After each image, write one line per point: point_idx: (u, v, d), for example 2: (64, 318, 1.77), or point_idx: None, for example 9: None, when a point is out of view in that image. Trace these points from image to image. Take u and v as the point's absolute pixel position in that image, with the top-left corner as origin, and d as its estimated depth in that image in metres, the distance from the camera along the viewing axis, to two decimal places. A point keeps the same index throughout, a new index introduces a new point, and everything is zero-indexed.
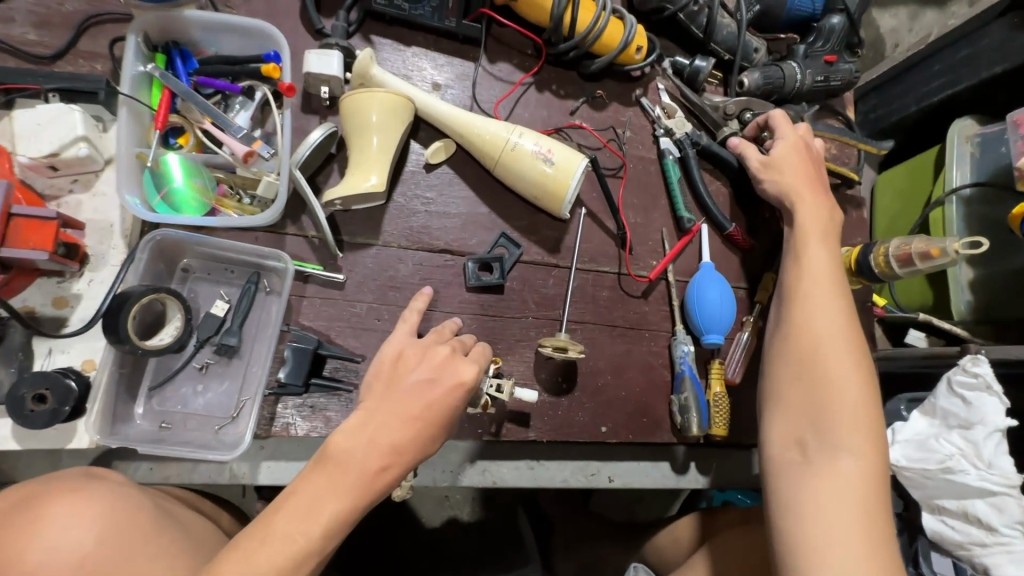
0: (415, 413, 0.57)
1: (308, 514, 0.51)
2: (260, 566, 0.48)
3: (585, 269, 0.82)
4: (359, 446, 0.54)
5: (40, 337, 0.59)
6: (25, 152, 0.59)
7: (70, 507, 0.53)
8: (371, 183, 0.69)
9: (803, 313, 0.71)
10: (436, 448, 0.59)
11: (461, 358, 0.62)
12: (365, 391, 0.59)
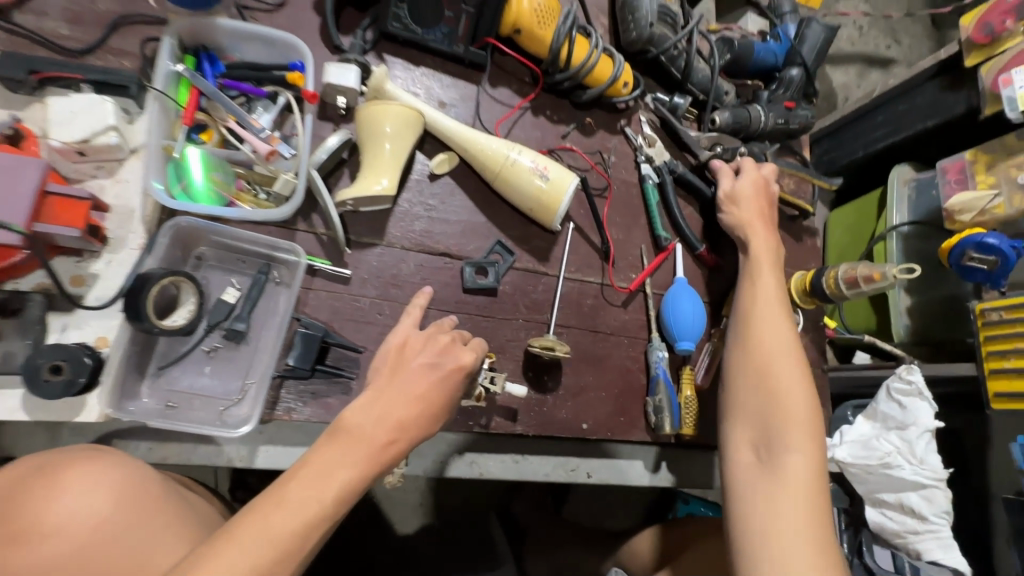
0: (419, 392, 0.62)
1: (323, 479, 0.55)
2: (278, 526, 0.52)
3: (572, 278, 0.90)
4: (369, 421, 0.59)
5: (56, 313, 0.61)
6: (57, 136, 0.62)
7: (85, 476, 0.56)
8: (381, 185, 0.75)
9: (754, 331, 0.80)
10: (437, 427, 0.64)
11: (459, 346, 0.68)
12: (373, 374, 0.64)
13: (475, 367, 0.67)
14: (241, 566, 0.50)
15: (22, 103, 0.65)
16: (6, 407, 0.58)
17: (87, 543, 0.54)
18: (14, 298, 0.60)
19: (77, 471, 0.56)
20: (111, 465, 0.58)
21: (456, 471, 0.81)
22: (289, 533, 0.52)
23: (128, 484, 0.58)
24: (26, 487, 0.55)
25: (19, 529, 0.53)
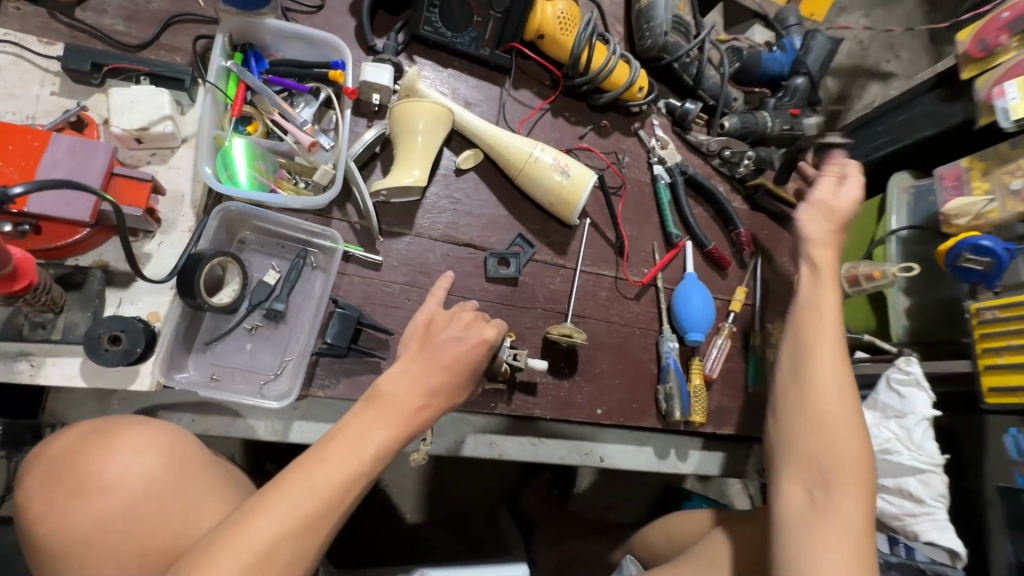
0: (446, 362, 0.66)
1: (360, 440, 0.59)
2: (321, 480, 0.57)
3: (588, 271, 0.94)
4: (401, 388, 0.63)
5: (113, 289, 0.65)
6: (119, 124, 0.67)
7: (136, 440, 0.60)
8: (413, 177, 0.79)
9: (811, 366, 0.74)
10: (463, 398, 0.68)
11: (481, 322, 0.70)
12: (405, 348, 0.68)
13: (497, 340, 0.70)
14: (290, 515, 0.55)
15: (84, 93, 0.69)
16: (65, 374, 0.62)
17: (139, 499, 0.58)
18: (75, 273, 0.63)
19: (129, 434, 0.60)
20: (159, 431, 0.62)
21: (477, 451, 0.85)
22: (330, 488, 0.57)
23: (176, 449, 0.62)
24: (84, 447, 0.59)
25: (78, 482, 0.58)
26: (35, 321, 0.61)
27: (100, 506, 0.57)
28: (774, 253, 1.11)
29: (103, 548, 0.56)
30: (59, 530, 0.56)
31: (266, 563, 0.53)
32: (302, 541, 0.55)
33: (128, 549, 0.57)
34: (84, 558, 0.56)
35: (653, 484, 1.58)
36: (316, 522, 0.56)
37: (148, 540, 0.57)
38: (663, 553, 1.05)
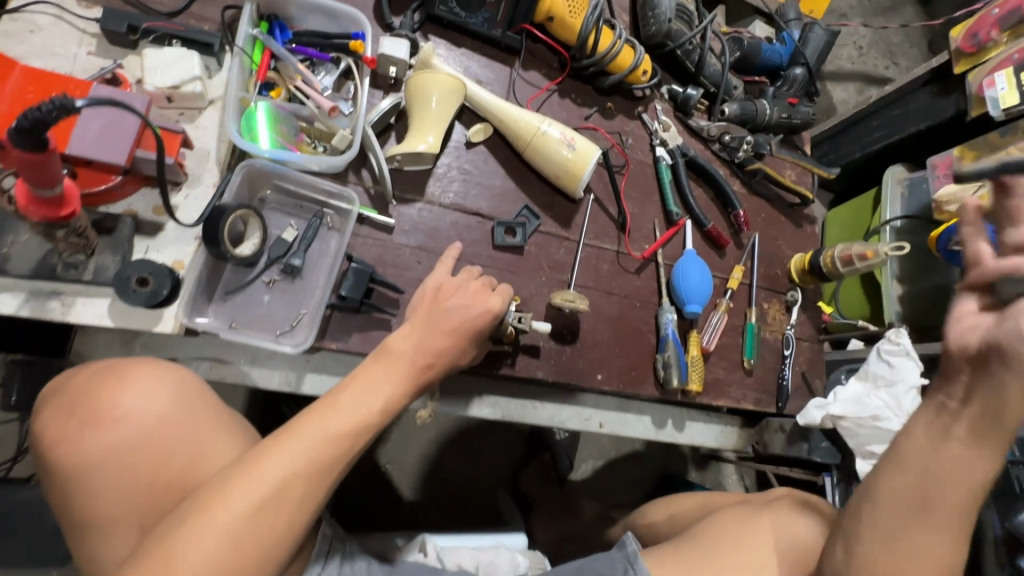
0: (450, 326, 0.69)
1: (369, 391, 0.62)
2: (333, 427, 0.60)
3: (590, 245, 0.98)
4: (411, 346, 0.66)
5: (141, 237, 0.69)
6: (152, 82, 0.71)
7: (146, 377, 0.62)
8: (427, 143, 0.83)
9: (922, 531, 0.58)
10: (472, 351, 0.72)
11: (488, 292, 0.73)
12: (413, 313, 0.70)
13: (503, 310, 0.72)
14: (302, 458, 0.57)
15: (119, 54, 0.73)
16: (95, 313, 0.65)
17: (151, 431, 0.61)
18: (108, 219, 0.67)
19: (138, 374, 0.62)
20: (172, 370, 0.64)
21: (480, 412, 0.89)
22: (341, 435, 0.60)
23: (189, 389, 0.64)
24: (98, 381, 0.61)
25: (92, 414, 0.60)
26: (67, 261, 0.64)
27: (112, 438, 0.59)
28: (771, 236, 1.14)
29: (119, 475, 0.59)
30: (74, 455, 0.59)
31: (278, 502, 0.56)
32: (312, 483, 0.58)
33: (144, 478, 0.60)
34: (99, 484, 0.59)
35: (649, 470, 1.61)
36: (326, 467, 0.59)
37: (165, 466, 0.61)
38: (662, 530, 1.06)
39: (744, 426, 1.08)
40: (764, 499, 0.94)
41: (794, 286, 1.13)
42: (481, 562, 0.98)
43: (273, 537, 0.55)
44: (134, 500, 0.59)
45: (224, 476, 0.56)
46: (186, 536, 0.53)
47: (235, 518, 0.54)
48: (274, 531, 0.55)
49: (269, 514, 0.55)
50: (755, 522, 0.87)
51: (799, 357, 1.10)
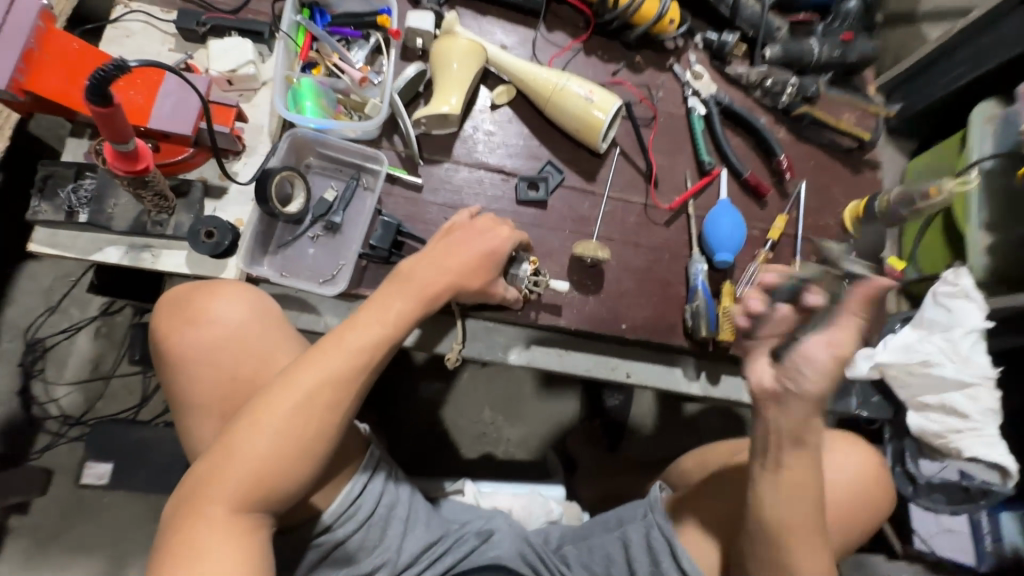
0: (463, 255, 0.76)
1: (384, 309, 0.70)
2: (361, 340, 0.68)
3: (616, 198, 0.99)
4: (425, 271, 0.74)
5: (210, 199, 0.82)
6: (216, 68, 0.84)
7: (233, 290, 0.74)
8: (450, 105, 0.89)
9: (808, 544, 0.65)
10: (481, 288, 0.78)
11: (499, 222, 0.81)
12: (428, 244, 0.78)
13: (511, 239, 0.79)
14: (331, 369, 0.66)
15: (192, 49, 0.87)
16: (175, 262, 0.79)
17: (234, 335, 0.73)
18: (182, 185, 0.81)
19: (217, 291, 0.74)
20: (244, 290, 0.76)
21: (508, 357, 0.93)
22: (369, 347, 0.68)
23: (257, 304, 0.75)
24: (196, 291, 0.74)
25: (191, 314, 0.72)
26: (154, 220, 0.78)
27: (200, 339, 0.72)
28: (821, 183, 1.07)
29: (211, 364, 0.72)
30: (174, 353, 0.72)
31: (311, 406, 0.64)
32: (341, 390, 0.66)
33: (226, 373, 0.72)
34: (192, 378, 0.72)
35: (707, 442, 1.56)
36: (351, 377, 0.66)
37: (244, 362, 0.72)
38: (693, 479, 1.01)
39: None
40: None
41: (848, 237, 1.05)
42: (515, 505, 1.02)
43: (313, 429, 0.64)
44: (220, 387, 0.72)
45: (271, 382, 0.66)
46: (244, 428, 0.63)
47: (280, 417, 0.63)
48: (310, 430, 0.63)
49: (306, 414, 0.63)
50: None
51: None
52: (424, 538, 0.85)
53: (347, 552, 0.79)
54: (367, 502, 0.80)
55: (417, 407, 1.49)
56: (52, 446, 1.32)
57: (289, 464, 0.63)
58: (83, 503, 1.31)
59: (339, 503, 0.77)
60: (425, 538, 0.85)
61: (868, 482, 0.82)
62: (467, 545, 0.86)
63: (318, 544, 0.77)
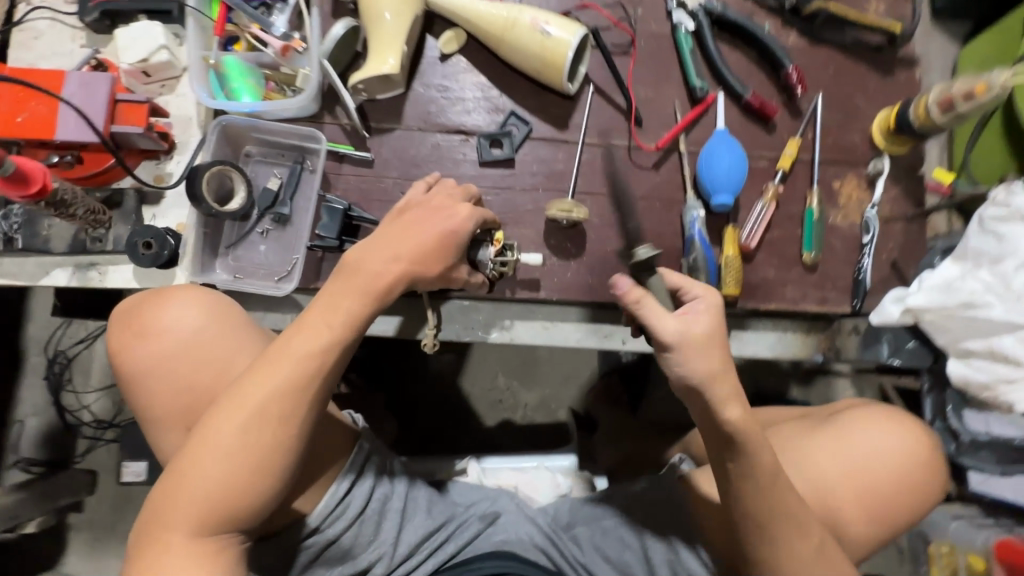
0: (416, 233, 0.65)
1: (333, 308, 0.61)
2: (308, 344, 0.59)
3: (594, 145, 0.87)
4: (374, 259, 0.63)
5: (148, 206, 0.77)
6: (126, 60, 0.76)
7: (185, 295, 0.63)
8: (388, 65, 0.78)
9: (802, 541, 0.62)
10: (441, 273, 0.66)
11: (457, 198, 0.70)
12: (380, 228, 0.67)
13: (471, 217, 0.68)
14: (281, 377, 0.57)
15: (104, 42, 0.79)
16: (123, 277, 0.76)
17: (190, 343, 0.62)
18: (115, 194, 0.76)
19: (167, 295, 0.63)
20: (196, 291, 0.65)
21: (489, 336, 0.86)
22: (318, 351, 0.59)
23: (212, 306, 0.64)
24: (145, 299, 0.64)
25: (139, 325, 0.62)
26: (93, 236, 0.75)
27: (148, 351, 0.61)
28: (843, 94, 0.90)
29: (167, 378, 0.62)
30: (123, 367, 0.62)
31: (263, 419, 0.56)
32: (295, 398, 0.57)
33: (185, 385, 0.62)
34: (145, 393, 0.62)
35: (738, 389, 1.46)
36: (305, 383, 0.58)
37: (203, 373, 0.62)
38: None
39: (814, 329, 0.90)
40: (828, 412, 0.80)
41: (878, 154, 0.89)
42: (520, 482, 0.97)
43: (269, 445, 0.56)
44: (181, 402, 0.62)
45: (222, 394, 0.58)
46: (193, 449, 0.55)
47: (231, 434, 0.55)
48: (264, 444, 0.56)
49: (258, 426, 0.56)
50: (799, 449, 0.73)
51: (886, 244, 0.88)
52: (424, 526, 0.77)
53: (340, 551, 0.70)
54: (358, 499, 0.70)
55: (429, 381, 1.44)
56: (93, 449, 1.39)
57: (247, 484, 0.55)
58: (131, 499, 1.39)
59: (326, 505, 0.68)
60: (425, 527, 0.77)
61: (902, 462, 0.71)
62: (470, 531, 0.80)
63: (308, 545, 0.68)
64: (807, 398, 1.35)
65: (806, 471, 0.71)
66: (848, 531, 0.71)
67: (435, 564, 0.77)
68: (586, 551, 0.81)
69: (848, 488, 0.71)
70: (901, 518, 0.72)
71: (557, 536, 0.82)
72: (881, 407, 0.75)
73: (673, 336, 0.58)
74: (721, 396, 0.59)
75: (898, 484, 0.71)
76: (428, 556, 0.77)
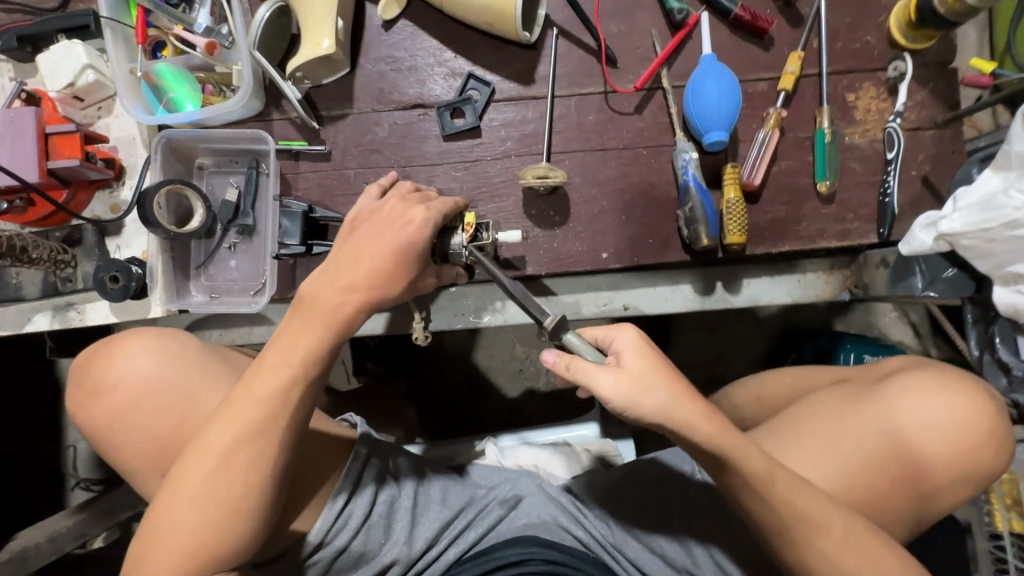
0: (366, 252, 0.61)
1: (289, 347, 0.59)
2: (269, 385, 0.58)
3: (565, 96, 0.78)
4: (324, 291, 0.61)
5: (110, 238, 0.75)
6: (53, 87, 0.72)
7: (131, 344, 0.61)
8: (324, 47, 0.71)
9: (825, 538, 0.57)
10: (402, 291, 0.63)
11: (413, 202, 0.64)
12: (334, 249, 0.64)
13: (427, 221, 0.62)
14: (244, 421, 0.57)
15: (31, 71, 0.75)
16: (102, 313, 0.75)
17: (143, 394, 0.60)
18: (74, 232, 0.73)
19: (123, 345, 0.61)
20: (155, 336, 0.62)
21: (482, 321, 0.82)
22: (275, 393, 0.57)
23: (170, 351, 0.61)
24: (95, 354, 0.62)
25: (91, 384, 0.60)
26: (62, 277, 0.73)
27: (111, 405, 0.60)
28: None
29: (126, 433, 0.60)
30: (88, 425, 0.61)
31: (227, 464, 0.56)
32: (261, 440, 0.57)
33: (147, 437, 0.60)
34: (114, 447, 0.60)
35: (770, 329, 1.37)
36: (268, 424, 0.57)
37: (162, 422, 0.60)
38: (748, 412, 0.87)
39: (837, 265, 0.82)
40: (875, 375, 0.73)
41: (898, 54, 0.77)
42: (539, 461, 0.94)
43: (240, 489, 0.56)
44: (146, 454, 0.60)
45: (191, 444, 0.57)
46: (166, 498, 0.56)
47: (201, 482, 0.55)
48: (234, 488, 0.56)
49: (226, 473, 0.56)
50: (817, 431, 0.68)
51: (915, 157, 0.77)
52: (440, 518, 0.75)
53: (352, 557, 0.70)
54: (359, 510, 0.70)
55: (445, 361, 1.41)
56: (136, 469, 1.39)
57: (221, 529, 0.55)
58: None
59: (324, 521, 0.67)
60: (441, 518, 0.76)
61: (942, 433, 0.64)
62: (492, 516, 0.78)
63: (315, 562, 0.68)
64: (849, 329, 1.24)
65: (827, 455, 0.66)
66: (885, 513, 0.65)
67: (456, 554, 0.75)
68: (613, 531, 0.77)
69: (903, 463, 0.64)
70: (948, 494, 0.65)
71: (579, 510, 0.79)
72: (916, 373, 0.67)
73: (611, 387, 0.54)
74: (684, 425, 0.55)
75: (956, 456, 0.63)
76: (448, 546, 0.75)
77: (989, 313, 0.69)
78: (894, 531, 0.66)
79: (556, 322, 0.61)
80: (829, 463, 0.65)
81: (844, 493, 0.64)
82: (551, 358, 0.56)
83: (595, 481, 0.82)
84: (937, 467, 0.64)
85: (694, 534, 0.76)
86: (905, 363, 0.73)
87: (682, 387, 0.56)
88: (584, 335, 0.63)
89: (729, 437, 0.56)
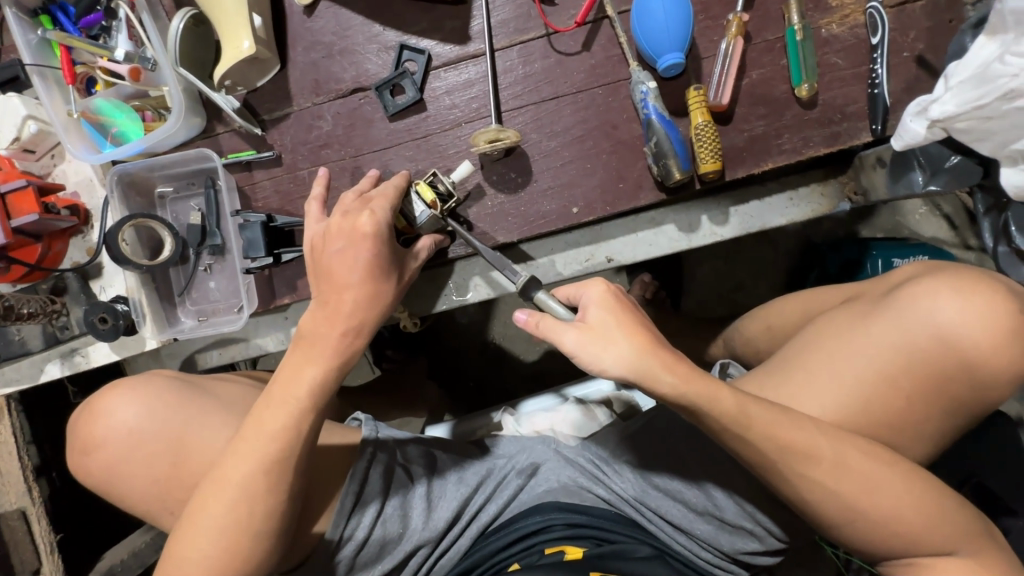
0: (345, 277, 0.62)
1: (292, 380, 0.60)
2: (271, 422, 0.59)
3: (506, 47, 0.73)
4: (320, 324, 0.62)
5: (93, 280, 0.78)
6: (2, 145, 0.75)
7: (108, 402, 0.66)
8: (244, 48, 0.69)
9: (814, 469, 0.56)
10: (383, 302, 0.64)
11: (356, 210, 0.63)
12: (312, 286, 0.65)
13: (378, 227, 0.62)
14: (254, 457, 0.58)
15: None
16: (105, 353, 0.79)
17: (127, 444, 0.65)
18: (58, 281, 0.77)
19: (105, 404, 0.66)
20: (134, 387, 0.67)
21: (466, 298, 0.80)
22: (279, 431, 0.59)
23: (145, 401, 0.65)
24: (81, 415, 0.67)
25: (83, 444, 0.66)
26: (59, 325, 0.77)
27: (106, 458, 0.65)
28: None
29: (124, 480, 0.65)
30: (91, 479, 0.67)
31: (244, 493, 0.58)
32: (275, 473, 0.58)
33: (147, 480, 0.65)
34: (123, 493, 0.66)
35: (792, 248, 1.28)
36: (282, 457, 0.59)
37: (154, 466, 0.65)
38: (760, 344, 0.82)
39: (833, 175, 0.76)
40: (884, 287, 0.67)
41: None
42: (556, 424, 0.89)
43: (255, 517, 0.58)
44: (148, 495, 0.66)
45: (202, 481, 0.60)
46: (183, 532, 0.58)
47: (215, 515, 0.58)
48: (247, 517, 0.58)
49: (240, 506, 0.58)
50: (825, 356, 0.64)
51: (906, 36, 0.68)
52: (459, 496, 0.77)
53: (374, 551, 0.72)
54: (371, 508, 0.72)
55: (460, 337, 1.39)
56: None
57: (241, 556, 0.58)
58: None
59: (339, 521, 0.69)
60: (460, 496, 0.77)
61: (958, 340, 0.58)
62: (511, 487, 0.79)
63: (339, 563, 0.71)
64: (876, 234, 1.14)
65: (836, 382, 0.62)
66: (904, 432, 0.62)
67: (482, 525, 0.77)
68: (634, 483, 0.76)
69: (920, 391, 0.60)
70: (974, 403, 0.60)
71: (601, 470, 0.77)
72: (925, 282, 0.62)
73: (575, 344, 0.54)
74: (657, 377, 0.53)
75: (981, 379, 0.59)
76: (471, 521, 0.77)
77: (1001, 200, 0.67)
78: (917, 449, 0.63)
79: (524, 284, 0.62)
80: (833, 394, 0.62)
81: (855, 417, 0.62)
82: (522, 316, 0.56)
83: (612, 431, 0.81)
84: (956, 377, 0.59)
85: (713, 479, 0.74)
86: (917, 270, 0.67)
87: (647, 341, 0.54)
88: (556, 292, 0.61)
89: (693, 382, 0.54)
